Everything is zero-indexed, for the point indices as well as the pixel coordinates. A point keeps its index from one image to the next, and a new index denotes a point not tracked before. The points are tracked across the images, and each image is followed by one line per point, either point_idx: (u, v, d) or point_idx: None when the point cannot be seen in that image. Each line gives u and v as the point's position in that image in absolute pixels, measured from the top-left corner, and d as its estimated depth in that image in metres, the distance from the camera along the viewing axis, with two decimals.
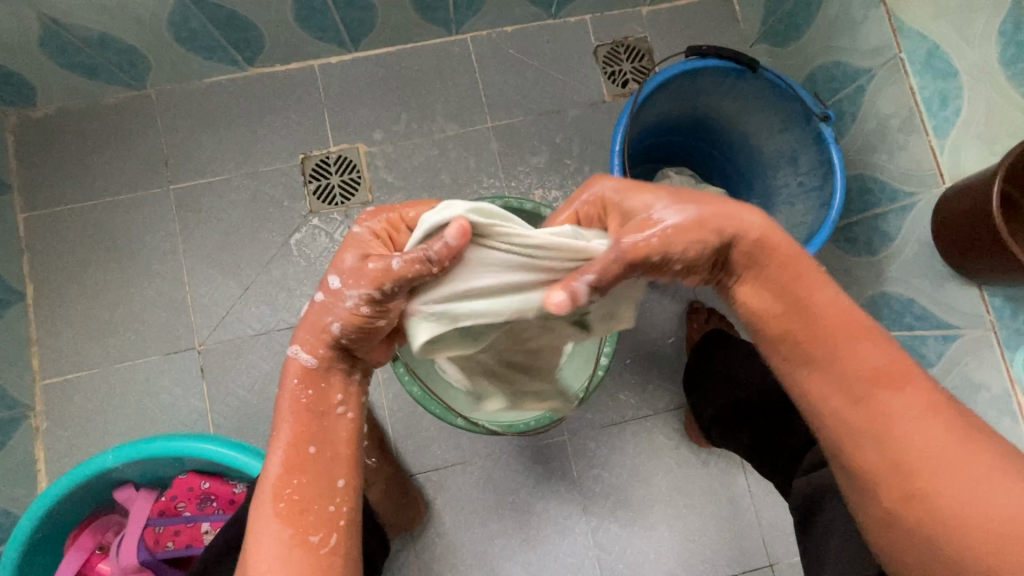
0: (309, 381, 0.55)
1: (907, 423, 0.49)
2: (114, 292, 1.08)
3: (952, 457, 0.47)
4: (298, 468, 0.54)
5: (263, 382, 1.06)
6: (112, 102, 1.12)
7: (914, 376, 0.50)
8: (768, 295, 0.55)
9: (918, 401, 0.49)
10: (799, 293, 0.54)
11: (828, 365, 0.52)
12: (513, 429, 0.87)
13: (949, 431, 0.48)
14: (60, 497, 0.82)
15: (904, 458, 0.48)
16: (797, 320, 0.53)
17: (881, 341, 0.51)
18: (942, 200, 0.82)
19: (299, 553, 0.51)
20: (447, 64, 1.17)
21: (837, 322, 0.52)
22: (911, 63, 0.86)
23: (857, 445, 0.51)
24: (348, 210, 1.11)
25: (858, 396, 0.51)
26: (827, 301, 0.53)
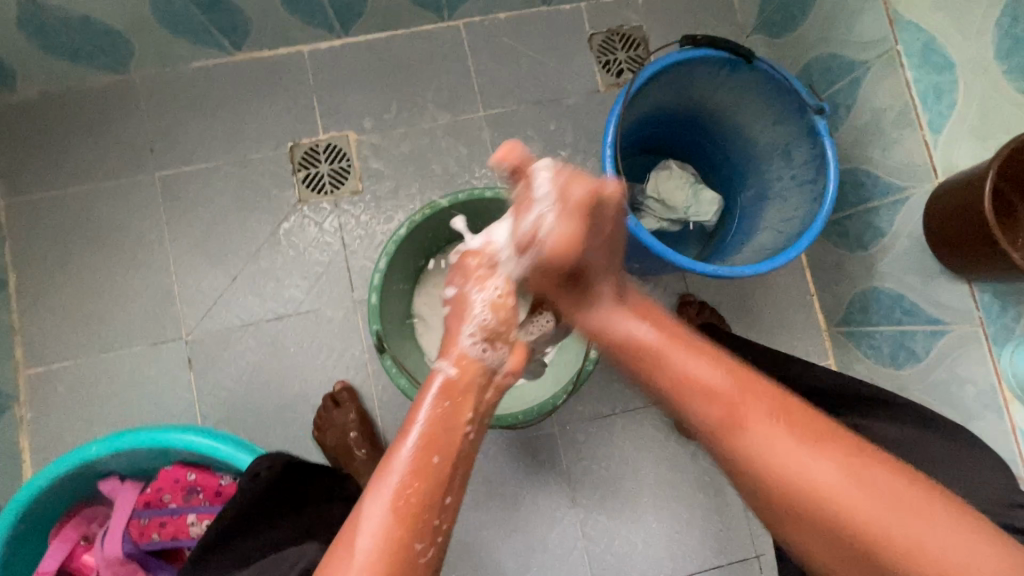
0: (447, 395, 0.56)
1: (769, 435, 0.50)
2: (98, 280, 1.06)
3: (804, 462, 0.48)
4: (421, 474, 0.51)
5: (252, 372, 1.05)
6: (94, 86, 1.10)
7: (757, 387, 0.53)
8: (632, 331, 0.57)
9: (776, 425, 0.50)
10: (652, 362, 0.55)
11: (686, 389, 0.54)
12: (499, 423, 0.83)
13: (811, 452, 0.49)
14: (44, 489, 0.81)
15: (774, 489, 0.50)
16: (651, 373, 0.56)
17: (716, 360, 0.54)
18: (935, 196, 0.81)
19: (401, 557, 0.48)
20: (439, 51, 1.15)
21: (685, 385, 0.54)
22: (907, 56, 0.84)
23: (739, 483, 0.53)
24: (337, 199, 1.10)
25: (716, 418, 0.52)
26: (686, 346, 0.55)
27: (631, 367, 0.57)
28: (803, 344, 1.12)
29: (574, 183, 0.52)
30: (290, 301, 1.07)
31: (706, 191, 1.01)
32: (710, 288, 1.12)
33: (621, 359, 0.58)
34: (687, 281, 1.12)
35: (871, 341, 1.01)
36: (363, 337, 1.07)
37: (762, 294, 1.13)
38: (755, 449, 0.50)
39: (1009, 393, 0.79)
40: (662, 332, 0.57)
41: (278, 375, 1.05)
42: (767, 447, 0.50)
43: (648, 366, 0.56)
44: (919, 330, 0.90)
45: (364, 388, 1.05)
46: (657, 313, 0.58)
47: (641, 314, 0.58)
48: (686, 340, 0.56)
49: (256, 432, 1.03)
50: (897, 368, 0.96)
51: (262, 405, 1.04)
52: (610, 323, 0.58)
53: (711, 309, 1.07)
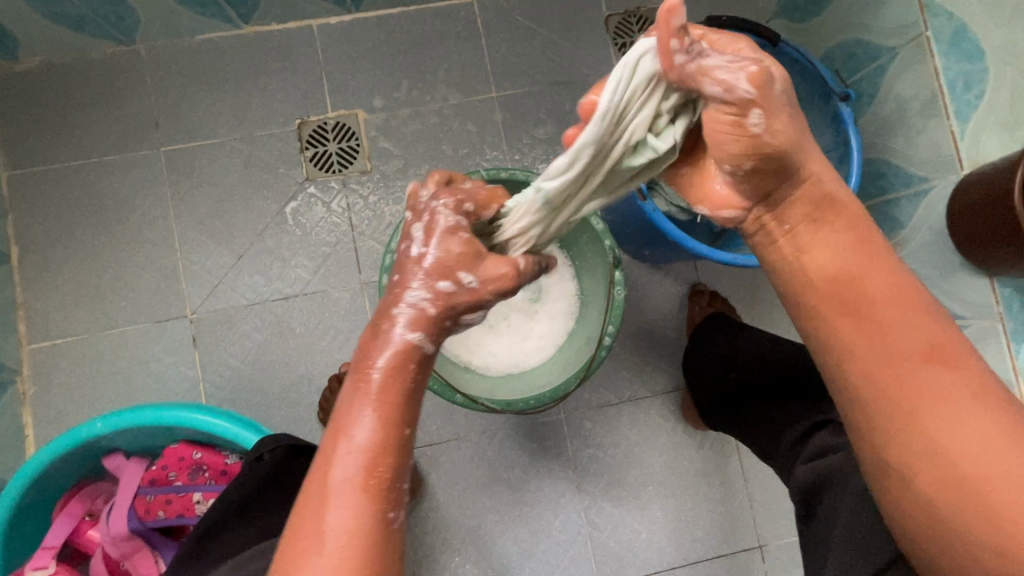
0: (407, 360, 0.50)
1: (954, 411, 0.43)
2: (103, 256, 1.05)
3: (985, 451, 0.42)
4: (386, 447, 0.47)
5: (257, 352, 1.04)
6: (99, 57, 1.07)
7: (963, 357, 0.44)
8: (825, 255, 0.48)
9: (963, 391, 0.43)
10: (843, 287, 0.47)
11: (864, 322, 0.46)
12: (511, 407, 0.82)
13: (988, 422, 0.42)
14: (48, 464, 0.80)
15: (936, 463, 0.43)
16: (850, 285, 0.46)
17: (925, 314, 0.45)
18: (961, 188, 0.79)
19: (375, 534, 0.45)
20: (452, 29, 1.12)
21: (891, 298, 0.46)
22: (937, 42, 0.82)
23: (885, 441, 0.45)
24: (346, 179, 1.08)
25: (899, 372, 0.44)
26: (877, 280, 0.46)
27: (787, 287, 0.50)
28: None
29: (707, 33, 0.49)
30: (297, 281, 1.06)
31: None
32: (722, 277, 1.10)
33: (817, 273, 0.48)
34: (699, 270, 1.10)
35: None
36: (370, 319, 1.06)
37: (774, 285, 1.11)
38: (937, 421, 0.43)
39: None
40: (860, 242, 0.47)
41: (283, 355, 1.04)
42: (943, 433, 0.43)
43: (845, 295, 0.47)
44: None
45: None
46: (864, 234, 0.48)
47: (846, 230, 0.48)
48: (885, 278, 0.46)
49: (261, 413, 1.03)
50: None
51: (267, 385, 1.03)
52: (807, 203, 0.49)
53: (723, 299, 1.05)
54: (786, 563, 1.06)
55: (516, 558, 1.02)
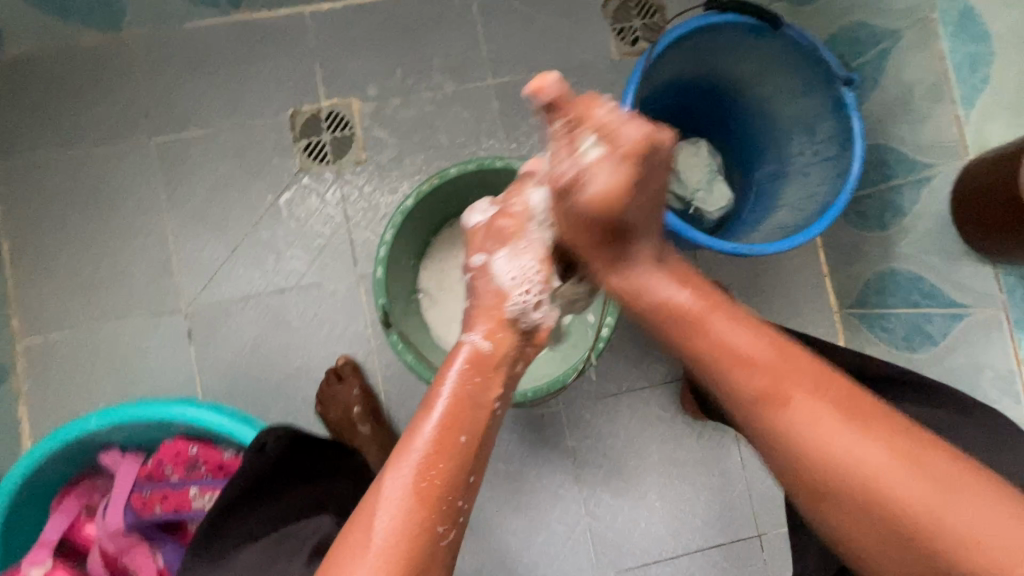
0: (477, 372, 0.53)
1: (819, 427, 0.48)
2: (94, 249, 1.03)
3: (846, 450, 0.47)
4: (445, 453, 0.49)
5: (252, 345, 1.03)
6: (86, 45, 1.05)
7: (793, 366, 0.50)
8: (670, 295, 0.53)
9: (822, 414, 0.48)
10: (689, 329, 0.52)
11: (724, 368, 0.51)
12: (508, 401, 0.81)
13: (849, 433, 0.47)
14: (43, 459, 0.80)
15: (813, 470, 0.48)
16: (686, 340, 0.52)
17: (752, 332, 0.51)
18: (965, 175, 0.79)
19: (422, 542, 0.46)
20: (448, 15, 1.10)
21: (728, 331, 0.51)
22: (943, 24, 0.79)
23: (772, 457, 0.51)
24: (340, 169, 1.06)
25: (757, 404, 0.50)
26: (721, 317, 0.52)
27: (670, 335, 0.53)
28: (814, 326, 1.10)
29: (627, 125, 0.47)
30: (292, 274, 1.04)
31: (721, 185, 0.97)
32: (722, 267, 1.09)
33: (663, 327, 0.53)
34: (698, 259, 1.09)
35: (884, 324, 1.00)
36: (366, 311, 1.05)
37: (774, 274, 1.10)
38: (804, 439, 0.48)
39: None
40: (690, 285, 0.54)
41: (279, 348, 1.03)
42: (813, 445, 0.48)
43: (693, 347, 0.52)
44: (937, 314, 0.88)
45: (366, 363, 1.04)
46: (697, 280, 0.54)
47: (676, 279, 0.54)
48: (716, 307, 0.52)
49: (257, 407, 1.02)
50: (911, 352, 0.95)
51: (263, 379, 1.02)
52: (649, 288, 0.54)
53: (722, 289, 1.04)
54: (784, 552, 1.06)
55: (515, 549, 1.02)
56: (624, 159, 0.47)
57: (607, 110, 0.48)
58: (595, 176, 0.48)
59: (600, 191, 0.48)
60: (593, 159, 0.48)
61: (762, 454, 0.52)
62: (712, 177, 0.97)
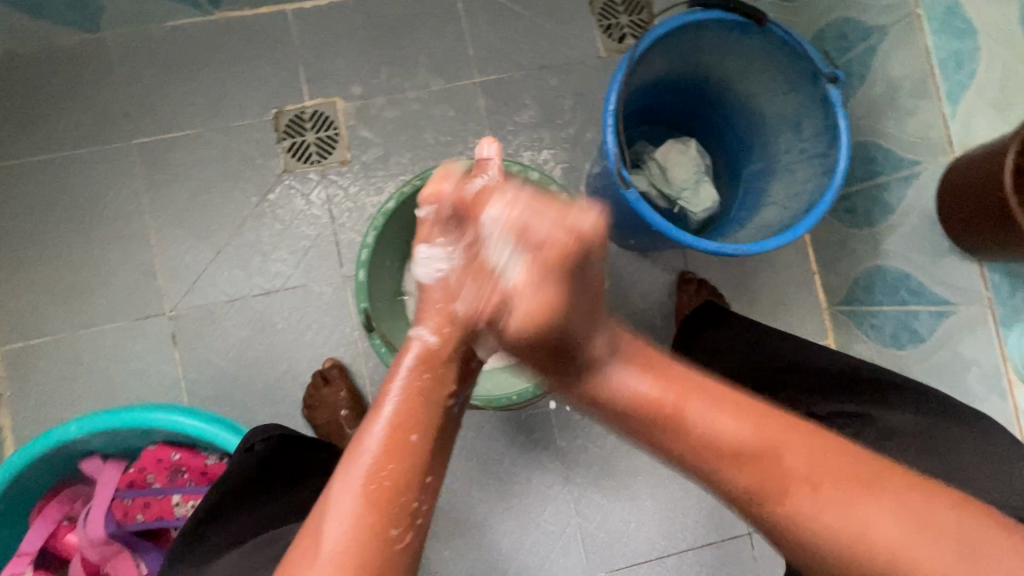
0: (426, 366, 0.52)
1: (829, 510, 0.45)
2: (76, 253, 1.02)
3: (862, 533, 0.44)
4: (396, 453, 0.48)
5: (238, 349, 1.02)
6: (64, 46, 1.03)
7: (782, 444, 0.47)
8: (643, 386, 0.49)
9: (823, 498, 0.45)
10: (670, 427, 0.48)
11: (718, 465, 0.48)
12: (494, 403, 0.81)
13: (858, 504, 0.45)
14: (21, 469, 0.78)
15: (835, 561, 0.45)
16: (669, 435, 0.48)
17: (738, 414, 0.48)
18: (950, 172, 0.78)
19: (374, 544, 0.45)
20: (432, 13, 1.08)
21: (711, 429, 0.48)
22: (928, 21, 0.79)
23: (788, 552, 0.48)
24: (325, 170, 1.05)
25: (760, 501, 0.47)
26: (700, 408, 0.48)
27: (648, 427, 0.49)
28: (804, 324, 1.09)
29: (541, 215, 0.43)
30: (277, 276, 1.03)
31: (707, 187, 0.96)
32: (711, 265, 1.09)
33: (631, 426, 0.50)
34: (687, 257, 1.08)
35: (873, 321, 0.99)
36: (353, 313, 1.04)
37: (763, 271, 1.09)
38: (817, 527, 0.45)
39: (1012, 375, 0.77)
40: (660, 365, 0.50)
41: (265, 352, 1.02)
42: (829, 533, 0.45)
43: (683, 444, 0.48)
44: (924, 311, 0.88)
45: (353, 365, 1.03)
46: (661, 361, 0.50)
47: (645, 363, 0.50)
48: (694, 389, 0.50)
49: (244, 411, 1.01)
50: (900, 349, 0.95)
51: (249, 383, 1.01)
52: (614, 382, 0.49)
53: (710, 288, 1.04)
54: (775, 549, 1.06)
55: (505, 551, 1.02)
56: (548, 267, 0.43)
57: (512, 197, 0.44)
58: (518, 290, 0.44)
59: (524, 309, 0.44)
60: (512, 261, 0.44)
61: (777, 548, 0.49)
62: (699, 177, 0.96)
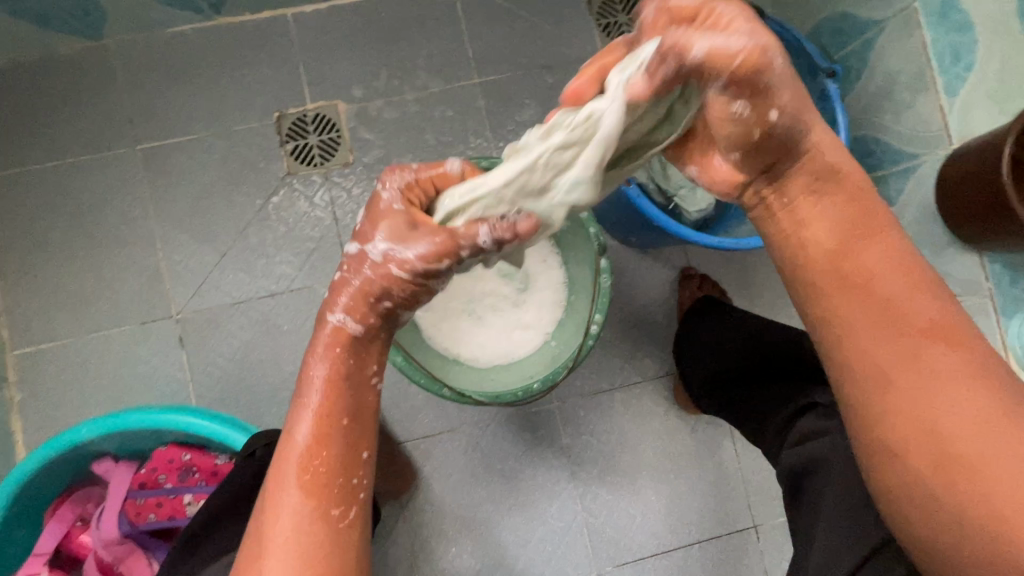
0: (347, 349, 0.52)
1: (949, 388, 0.43)
2: (82, 258, 1.03)
3: (971, 424, 0.42)
4: (326, 440, 0.49)
5: (245, 350, 1.03)
6: (69, 53, 1.04)
7: (964, 336, 0.45)
8: (825, 224, 0.50)
9: (957, 368, 0.43)
10: (854, 250, 0.48)
11: (866, 293, 0.47)
12: (499, 400, 0.82)
13: (984, 400, 0.42)
14: (35, 472, 0.80)
15: (924, 435, 0.43)
16: (854, 259, 0.48)
17: (935, 294, 0.46)
18: (949, 164, 0.79)
19: (320, 529, 0.48)
20: (431, 14, 1.09)
21: (893, 271, 0.47)
22: (924, 14, 0.79)
23: (875, 412, 0.46)
24: (327, 172, 1.06)
25: (903, 346, 0.45)
26: (881, 255, 0.47)
27: (828, 262, 0.49)
28: None
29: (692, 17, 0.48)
30: (282, 278, 1.04)
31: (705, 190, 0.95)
32: (712, 260, 1.09)
33: (818, 256, 0.49)
34: (688, 253, 1.09)
35: None
36: None
37: (764, 266, 1.10)
38: (931, 397, 0.43)
39: (1013, 362, 0.80)
40: (855, 217, 0.49)
41: (271, 353, 1.03)
42: (929, 404, 0.43)
43: (843, 264, 0.48)
44: None
45: None
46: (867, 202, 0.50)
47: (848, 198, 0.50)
48: (886, 252, 0.48)
49: (251, 411, 1.02)
50: None
51: (256, 384, 1.03)
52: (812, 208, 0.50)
53: (712, 283, 1.05)
54: (780, 542, 1.07)
55: (512, 547, 1.03)
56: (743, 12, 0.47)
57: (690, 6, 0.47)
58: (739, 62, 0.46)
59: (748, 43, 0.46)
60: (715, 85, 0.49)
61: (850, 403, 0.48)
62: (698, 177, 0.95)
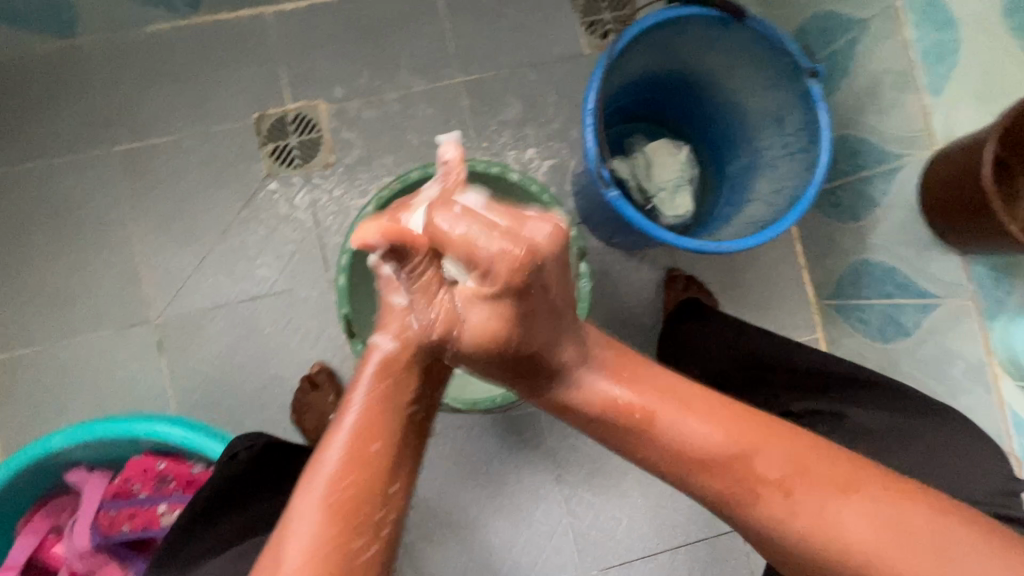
0: (387, 373, 0.48)
1: (810, 510, 0.44)
2: (57, 263, 1.01)
3: (838, 536, 0.43)
4: (356, 463, 0.45)
5: (225, 355, 1.02)
6: (41, 53, 1.02)
7: (762, 442, 0.46)
8: (588, 385, 0.48)
9: (796, 486, 0.45)
10: (640, 431, 0.47)
11: (660, 428, 0.47)
12: (478, 406, 0.81)
13: (829, 501, 0.44)
14: (5, 484, 0.78)
15: (813, 559, 0.44)
16: (642, 440, 0.47)
17: (705, 416, 0.47)
18: (932, 164, 0.78)
19: (337, 558, 0.43)
20: (413, 13, 1.07)
21: (664, 393, 0.48)
22: (909, 13, 0.78)
23: (765, 549, 0.47)
24: (308, 173, 1.04)
25: (735, 499, 0.46)
26: (665, 388, 0.48)
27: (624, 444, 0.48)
28: (792, 317, 1.09)
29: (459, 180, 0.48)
30: (263, 282, 1.03)
31: (685, 196, 0.95)
32: (698, 261, 1.08)
33: (608, 435, 0.48)
34: (674, 254, 1.08)
35: (861, 315, 0.99)
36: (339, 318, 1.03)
37: (751, 267, 1.09)
38: (795, 518, 0.44)
39: (997, 367, 0.76)
40: (626, 357, 0.49)
41: (252, 358, 1.02)
42: (811, 526, 0.44)
43: (647, 415, 0.47)
44: (910, 304, 0.88)
45: (341, 369, 1.03)
46: (632, 366, 0.49)
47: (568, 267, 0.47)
48: (663, 384, 0.49)
49: (231, 417, 1.01)
50: (887, 342, 0.95)
51: (237, 389, 1.01)
52: (581, 381, 0.48)
53: (698, 285, 1.04)
54: None
55: (498, 552, 1.02)
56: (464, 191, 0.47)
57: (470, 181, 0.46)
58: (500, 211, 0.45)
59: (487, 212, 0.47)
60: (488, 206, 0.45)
61: (758, 550, 0.48)
62: (681, 182, 0.95)
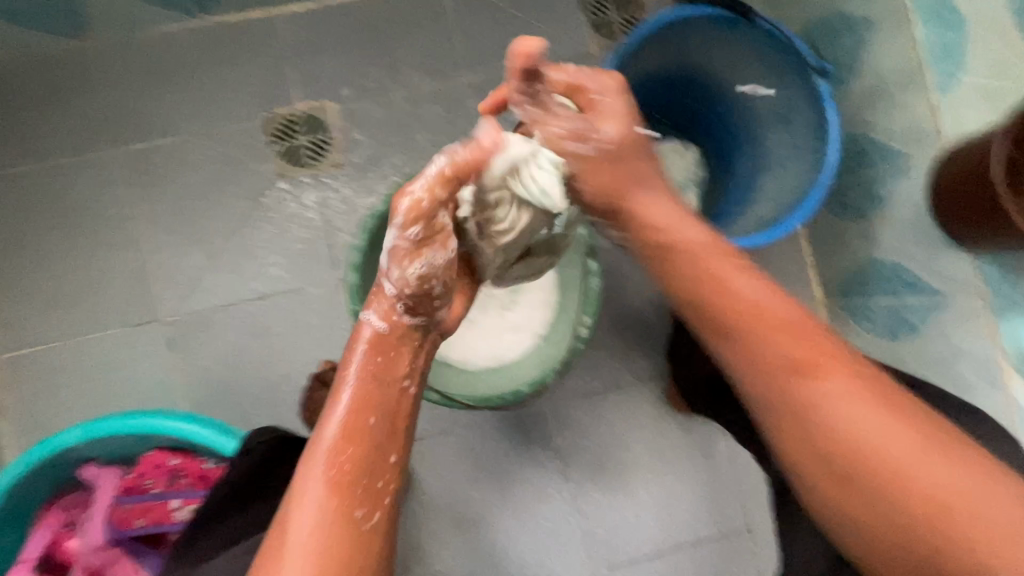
0: (379, 349, 0.53)
1: (852, 409, 0.50)
2: (69, 261, 1.02)
3: (870, 436, 0.49)
4: (353, 438, 0.50)
5: (234, 353, 1.02)
6: (54, 53, 1.03)
7: (833, 360, 0.53)
8: (677, 269, 0.61)
9: (851, 389, 0.51)
10: (716, 293, 0.58)
11: (721, 307, 0.57)
12: (489, 403, 0.83)
13: (874, 415, 0.50)
14: (19, 480, 0.79)
15: (838, 447, 0.51)
16: (712, 307, 0.58)
17: (795, 332, 0.54)
18: (944, 164, 0.78)
19: (340, 528, 0.47)
20: (422, 14, 1.08)
21: (754, 311, 0.56)
22: (917, 14, 0.79)
23: (791, 436, 0.54)
24: (317, 172, 1.05)
25: (778, 380, 0.54)
26: (747, 294, 0.57)
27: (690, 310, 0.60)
28: None
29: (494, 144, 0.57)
30: (272, 280, 1.04)
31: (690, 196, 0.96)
32: None
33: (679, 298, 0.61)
34: None
35: (863, 312, 0.96)
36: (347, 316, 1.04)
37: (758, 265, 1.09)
38: (834, 412, 0.51)
39: (1005, 363, 0.79)
40: (712, 273, 0.59)
41: (260, 355, 1.03)
42: (844, 420, 0.50)
43: (715, 307, 0.58)
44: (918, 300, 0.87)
45: None
46: (720, 262, 0.59)
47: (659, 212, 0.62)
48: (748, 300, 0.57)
49: (240, 414, 1.01)
50: (891, 340, 0.91)
51: (246, 386, 1.02)
52: (656, 214, 0.62)
53: None
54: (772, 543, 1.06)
55: (504, 549, 1.02)
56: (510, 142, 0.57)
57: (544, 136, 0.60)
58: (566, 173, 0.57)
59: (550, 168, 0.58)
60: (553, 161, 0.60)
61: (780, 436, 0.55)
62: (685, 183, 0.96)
